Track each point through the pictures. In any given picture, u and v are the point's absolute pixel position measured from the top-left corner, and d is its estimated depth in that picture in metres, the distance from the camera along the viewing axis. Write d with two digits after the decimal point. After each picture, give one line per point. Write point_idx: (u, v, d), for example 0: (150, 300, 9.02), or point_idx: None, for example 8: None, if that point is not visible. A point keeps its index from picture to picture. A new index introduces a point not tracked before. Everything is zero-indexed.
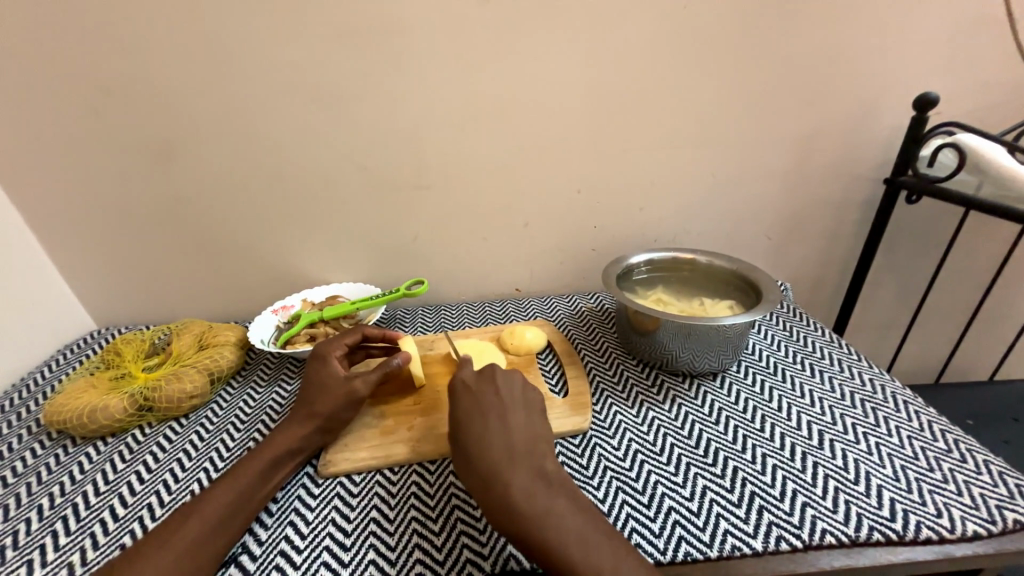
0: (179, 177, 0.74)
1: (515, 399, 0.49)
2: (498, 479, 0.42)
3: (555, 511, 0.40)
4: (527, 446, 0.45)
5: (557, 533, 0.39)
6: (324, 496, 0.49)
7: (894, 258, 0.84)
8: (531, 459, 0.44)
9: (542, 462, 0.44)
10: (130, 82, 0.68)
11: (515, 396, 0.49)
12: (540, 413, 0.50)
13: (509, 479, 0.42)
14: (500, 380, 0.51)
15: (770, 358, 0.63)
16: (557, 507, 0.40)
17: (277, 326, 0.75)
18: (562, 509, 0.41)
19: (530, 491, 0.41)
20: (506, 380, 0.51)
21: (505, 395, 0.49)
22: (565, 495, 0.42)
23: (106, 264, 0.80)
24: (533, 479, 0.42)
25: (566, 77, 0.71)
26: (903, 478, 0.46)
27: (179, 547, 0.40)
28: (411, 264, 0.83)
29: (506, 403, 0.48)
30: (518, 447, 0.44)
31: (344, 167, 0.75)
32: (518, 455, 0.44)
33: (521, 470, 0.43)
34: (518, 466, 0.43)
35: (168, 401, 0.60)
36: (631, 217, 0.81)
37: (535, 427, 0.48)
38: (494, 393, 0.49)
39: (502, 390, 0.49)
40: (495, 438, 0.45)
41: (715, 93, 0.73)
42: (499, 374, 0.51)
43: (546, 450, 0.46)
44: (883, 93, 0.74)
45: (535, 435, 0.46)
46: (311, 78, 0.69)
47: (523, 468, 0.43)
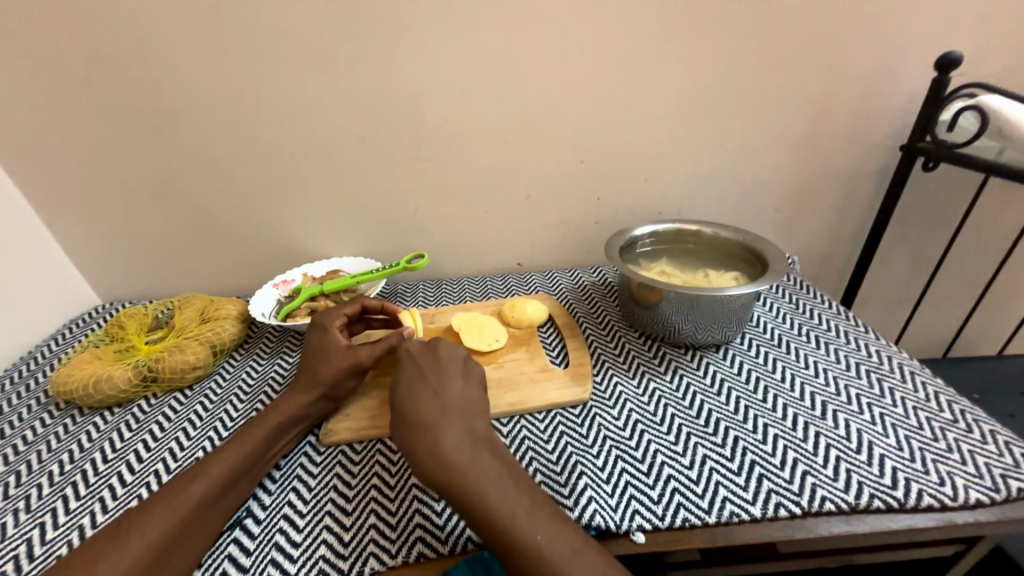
0: (174, 150, 0.73)
1: (455, 364, 0.49)
2: (427, 438, 0.42)
3: (483, 466, 0.40)
4: (462, 405, 0.45)
5: (476, 486, 0.39)
6: (326, 464, 0.50)
7: (908, 229, 0.82)
8: (463, 415, 0.44)
9: (473, 418, 0.45)
10: (118, 50, 0.65)
11: (455, 359, 0.50)
12: (480, 378, 0.49)
13: (438, 434, 0.42)
14: (443, 345, 0.51)
15: (775, 330, 0.62)
16: (485, 464, 0.40)
17: (278, 300, 0.75)
18: (484, 460, 0.41)
19: (458, 444, 0.41)
20: (450, 348, 0.51)
21: (446, 361, 0.49)
22: (496, 455, 0.42)
23: (106, 239, 0.80)
24: (463, 435, 0.42)
25: (570, 41, 0.68)
26: (907, 448, 0.45)
27: (185, 508, 0.41)
28: (412, 238, 0.82)
29: (444, 369, 0.49)
30: (453, 406, 0.45)
31: (342, 137, 0.73)
32: (451, 412, 0.44)
33: (450, 426, 0.43)
34: (449, 421, 0.43)
35: (170, 373, 0.60)
36: (636, 187, 0.79)
37: (472, 390, 0.48)
38: (435, 359, 0.49)
39: (443, 357, 0.50)
40: (428, 400, 0.45)
41: (726, 55, 0.69)
42: (443, 343, 0.51)
43: (483, 411, 0.46)
44: (905, 55, 0.70)
45: (470, 395, 0.47)
46: (305, 45, 0.67)
47: (454, 422, 0.43)
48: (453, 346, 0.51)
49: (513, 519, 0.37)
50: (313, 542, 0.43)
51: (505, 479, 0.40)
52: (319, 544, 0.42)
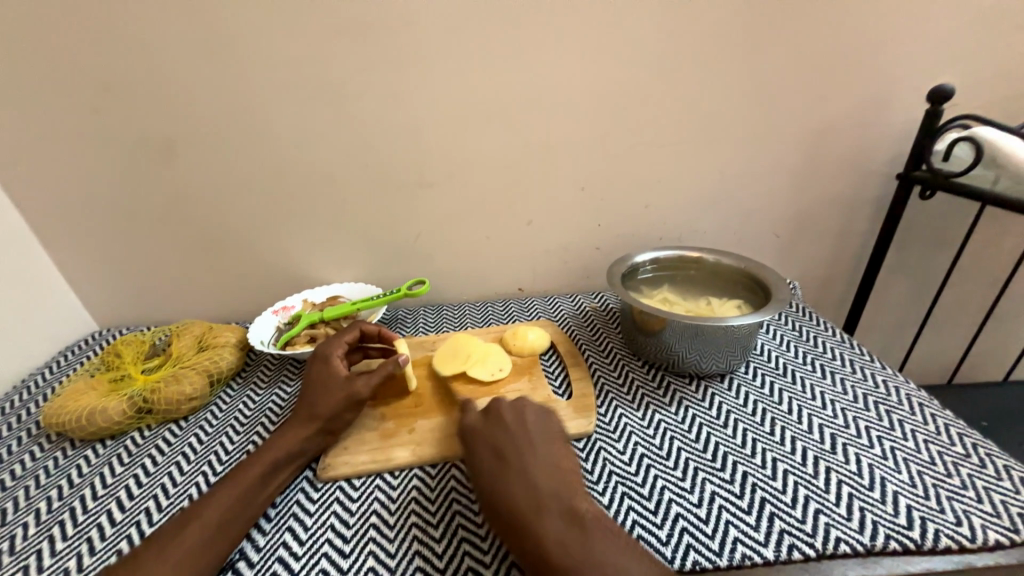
0: (180, 177, 0.74)
1: (532, 437, 0.47)
2: (529, 528, 0.39)
3: (598, 549, 0.37)
4: (554, 485, 0.42)
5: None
6: (324, 501, 0.48)
7: (908, 255, 0.82)
8: (560, 495, 0.42)
9: (572, 497, 0.42)
10: (131, 82, 0.67)
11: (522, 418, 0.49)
12: (561, 450, 0.47)
13: (540, 525, 0.39)
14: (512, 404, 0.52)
15: (780, 359, 0.61)
16: (600, 547, 0.37)
17: (278, 327, 0.74)
18: (597, 543, 0.38)
19: (564, 534, 0.39)
20: (516, 417, 0.49)
21: (522, 434, 0.47)
22: (611, 535, 0.39)
23: (107, 264, 0.80)
24: (565, 521, 0.39)
25: (572, 73, 0.69)
26: (920, 485, 0.44)
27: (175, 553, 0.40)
28: (413, 264, 0.82)
29: (533, 438, 0.47)
30: (543, 486, 0.42)
31: (346, 166, 0.74)
32: (545, 495, 0.41)
33: (550, 513, 0.40)
34: (547, 506, 0.41)
35: (166, 404, 0.59)
36: (637, 214, 0.80)
37: (558, 463, 0.45)
38: (506, 433, 0.47)
39: (517, 431, 0.47)
40: (518, 484, 0.42)
41: (723, 87, 0.71)
42: (507, 413, 0.49)
43: (577, 485, 0.43)
44: (898, 87, 0.72)
45: (549, 461, 0.46)
46: (312, 77, 0.68)
47: (552, 507, 0.40)
48: (520, 414, 0.49)
49: None
50: None
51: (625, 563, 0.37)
52: None
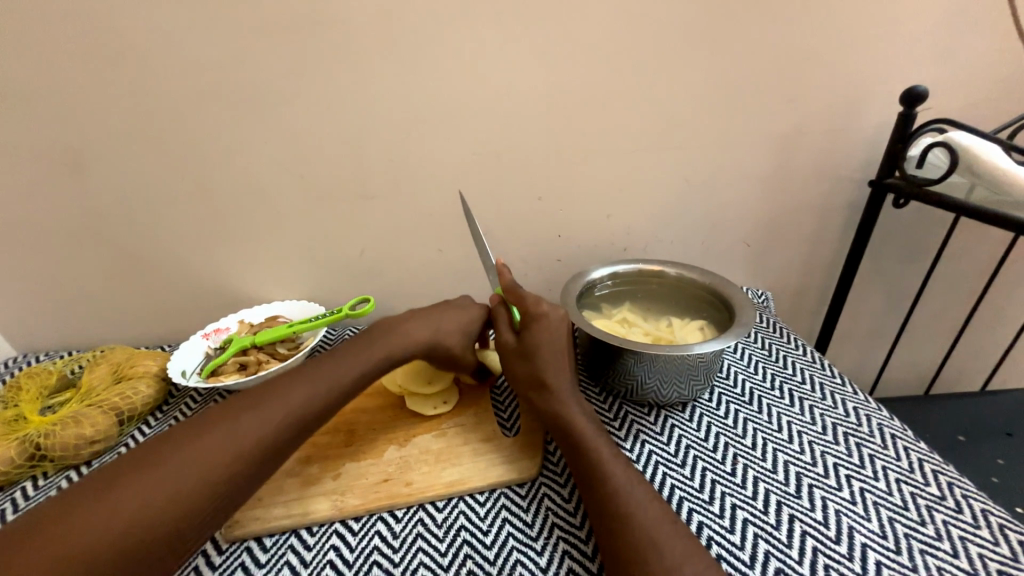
0: (90, 189, 0.66)
1: (558, 369, 0.49)
2: (588, 467, 0.42)
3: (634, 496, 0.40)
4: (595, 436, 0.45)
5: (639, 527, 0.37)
6: (225, 567, 0.42)
7: (882, 264, 0.78)
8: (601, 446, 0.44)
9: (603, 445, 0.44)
10: (24, 86, 0.60)
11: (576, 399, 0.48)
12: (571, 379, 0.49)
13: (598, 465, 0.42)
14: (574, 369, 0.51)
15: (746, 384, 0.57)
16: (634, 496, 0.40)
17: (207, 352, 0.68)
18: (635, 492, 0.40)
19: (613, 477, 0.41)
20: (549, 346, 0.49)
21: (549, 368, 0.49)
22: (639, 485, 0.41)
23: (16, 285, 0.72)
24: (613, 467, 0.42)
25: (520, 75, 0.64)
26: (891, 536, 0.39)
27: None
28: (360, 280, 0.76)
29: (557, 347, 0.49)
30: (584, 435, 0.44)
31: (279, 177, 0.68)
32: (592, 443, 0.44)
33: (601, 454, 0.43)
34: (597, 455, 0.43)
35: (62, 450, 0.52)
36: (598, 224, 0.75)
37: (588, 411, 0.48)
38: (540, 359, 0.49)
39: (546, 365, 0.49)
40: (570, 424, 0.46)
41: (685, 90, 0.66)
42: (536, 343, 0.49)
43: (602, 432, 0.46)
44: (869, 89, 0.68)
45: (601, 446, 0.44)
46: (232, 79, 0.61)
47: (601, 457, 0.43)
48: (552, 341, 0.49)
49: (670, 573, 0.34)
50: None
51: (654, 512, 0.39)
52: None
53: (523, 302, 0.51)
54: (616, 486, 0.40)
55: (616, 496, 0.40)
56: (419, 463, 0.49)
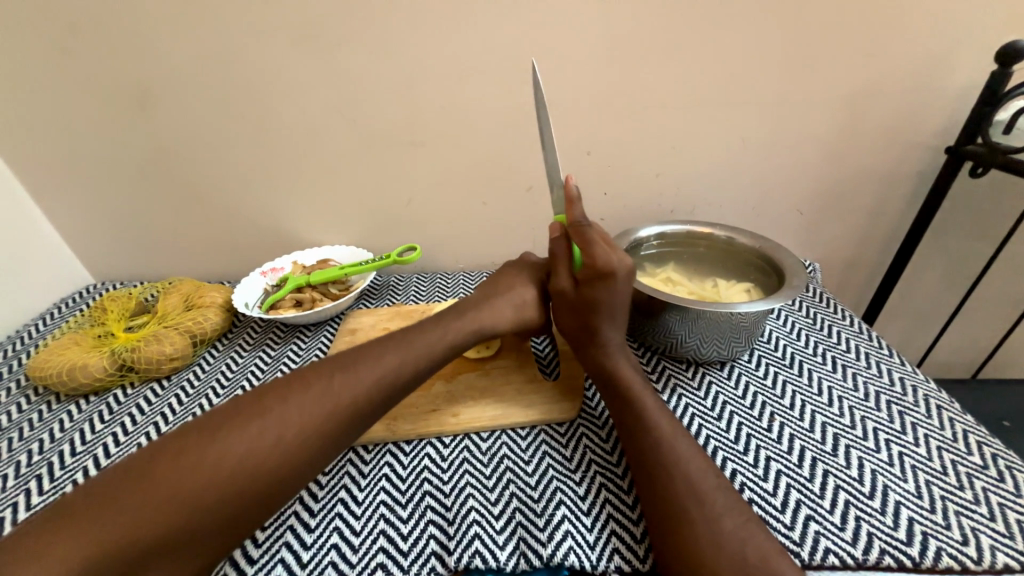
0: (159, 128, 0.70)
1: (613, 320, 0.50)
2: (634, 414, 0.44)
3: (678, 444, 0.42)
4: (642, 387, 0.47)
5: (682, 475, 0.39)
6: None
7: (945, 240, 0.75)
8: (648, 397, 0.46)
9: (649, 397, 0.46)
10: (100, 21, 0.62)
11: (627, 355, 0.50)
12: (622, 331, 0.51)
13: (644, 413, 0.44)
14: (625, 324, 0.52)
15: (788, 348, 0.57)
16: (679, 444, 0.41)
17: (265, 289, 0.72)
18: (680, 443, 0.42)
19: (658, 426, 0.43)
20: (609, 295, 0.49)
21: (603, 317, 0.50)
22: (686, 437, 0.43)
23: (95, 218, 0.78)
24: (660, 417, 0.44)
25: (579, 21, 0.61)
26: (927, 496, 0.40)
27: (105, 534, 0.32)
28: (406, 229, 0.79)
29: (617, 297, 0.50)
30: (631, 385, 0.47)
31: (331, 122, 0.69)
32: (639, 393, 0.46)
33: (649, 403, 0.45)
34: (644, 405, 0.45)
35: (147, 363, 0.58)
36: (645, 183, 0.73)
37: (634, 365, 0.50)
38: (597, 307, 0.49)
39: (600, 315, 0.50)
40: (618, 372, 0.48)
41: (751, 41, 0.62)
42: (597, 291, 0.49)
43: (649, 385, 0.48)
44: (960, 45, 0.62)
45: (648, 402, 0.45)
46: (291, 19, 0.62)
47: (649, 406, 0.45)
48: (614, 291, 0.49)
49: (708, 519, 0.36)
50: (270, 559, 0.39)
51: (699, 462, 0.40)
52: (276, 562, 0.39)
53: (589, 249, 0.48)
54: (661, 434, 0.42)
55: (657, 448, 0.41)
56: (465, 398, 0.52)
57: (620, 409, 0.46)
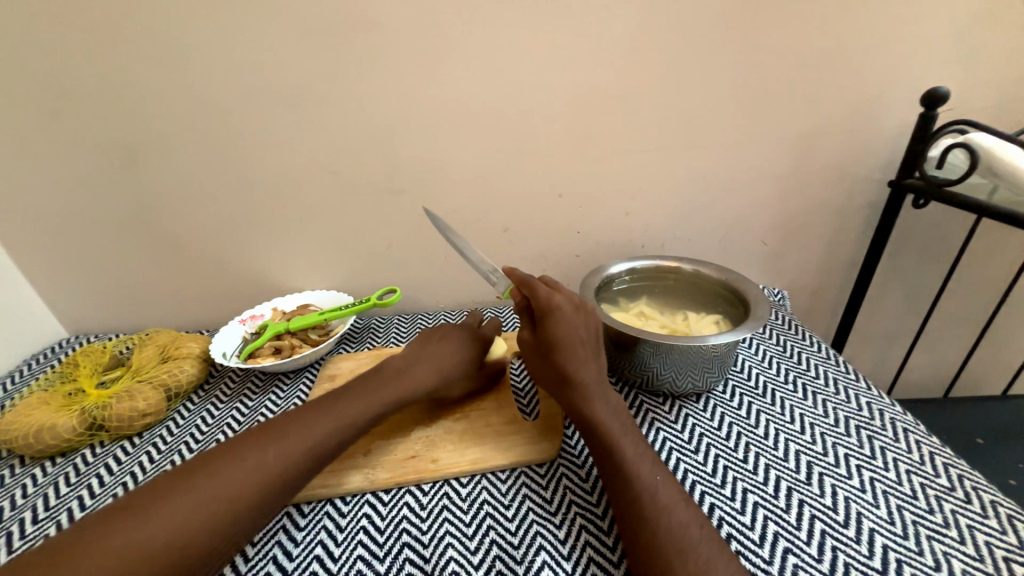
0: (141, 183, 0.71)
1: (588, 360, 0.49)
2: (614, 460, 0.44)
3: (659, 491, 0.41)
4: (622, 428, 0.46)
5: (664, 521, 0.39)
6: (269, 528, 0.45)
7: (901, 265, 0.79)
8: (628, 439, 0.45)
9: (629, 437, 0.45)
10: (86, 85, 0.65)
11: (611, 396, 0.49)
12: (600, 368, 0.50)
13: (625, 459, 0.43)
14: (600, 367, 0.51)
15: (760, 377, 0.58)
16: (661, 493, 0.41)
17: (244, 337, 0.72)
18: (661, 490, 0.41)
19: (639, 472, 0.42)
20: (572, 337, 0.49)
21: (578, 358, 0.49)
22: (667, 483, 0.42)
23: (71, 271, 0.78)
24: (640, 460, 0.43)
25: (544, 76, 0.66)
26: (898, 521, 0.41)
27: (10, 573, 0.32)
28: (387, 272, 0.80)
29: (582, 338, 0.50)
30: (611, 428, 0.46)
31: (312, 173, 0.72)
32: (619, 434, 0.45)
33: (630, 446, 0.44)
34: (625, 449, 0.44)
35: (119, 420, 0.57)
36: (616, 221, 0.77)
37: (614, 401, 0.49)
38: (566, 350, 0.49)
39: (575, 356, 0.49)
40: (598, 414, 0.46)
41: (703, 91, 0.68)
42: (559, 334, 0.49)
43: (630, 424, 0.47)
44: (890, 91, 0.68)
45: (629, 450, 0.44)
46: (273, 80, 0.65)
47: (629, 449, 0.44)
48: (573, 332, 0.49)
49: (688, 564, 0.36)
50: None
51: (681, 509, 0.40)
52: None
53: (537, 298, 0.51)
54: (641, 481, 0.42)
55: (643, 500, 0.40)
56: (445, 442, 0.52)
57: (602, 454, 0.45)
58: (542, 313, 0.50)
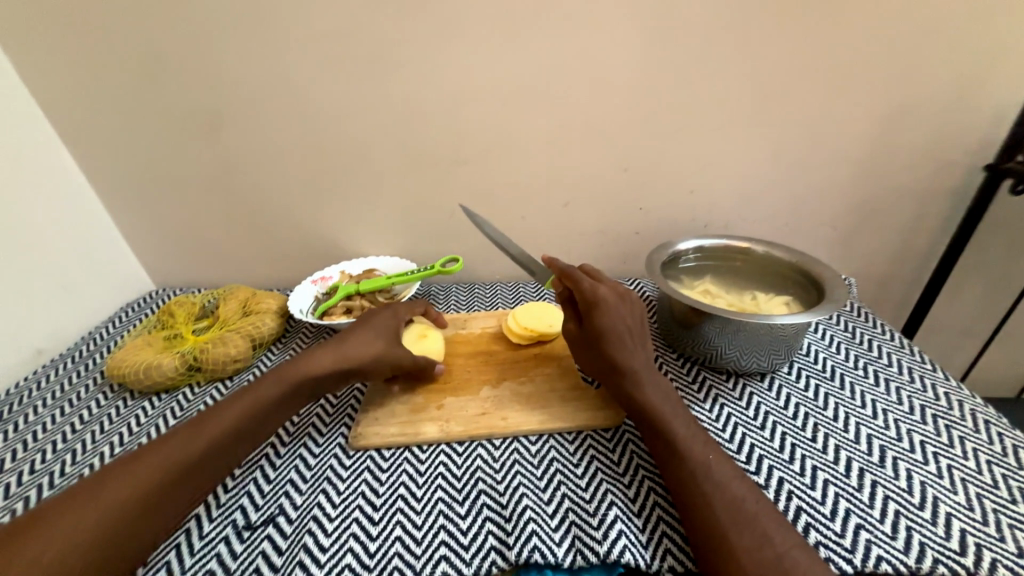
0: (224, 145, 0.75)
1: (636, 348, 0.50)
2: (664, 439, 0.44)
3: (713, 467, 0.42)
4: (672, 409, 0.47)
5: (718, 497, 0.40)
6: (356, 467, 0.49)
7: (985, 256, 0.74)
8: (678, 420, 0.46)
9: (681, 417, 0.46)
10: (178, 51, 0.68)
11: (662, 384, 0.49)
12: (648, 353, 0.51)
13: (675, 437, 0.44)
14: (646, 352, 0.51)
15: (828, 361, 0.57)
16: (714, 468, 0.42)
17: (316, 296, 0.77)
18: (714, 466, 0.42)
19: (691, 450, 0.43)
20: (619, 325, 0.51)
21: (627, 346, 0.50)
22: (720, 460, 0.43)
23: (159, 228, 0.84)
24: (691, 438, 0.44)
25: (621, 45, 0.65)
26: (978, 508, 0.41)
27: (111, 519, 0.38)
28: (447, 241, 0.82)
29: (627, 327, 0.51)
30: (660, 409, 0.47)
31: (383, 140, 0.74)
32: (669, 414, 0.46)
33: (680, 426, 0.45)
34: (675, 427, 0.45)
35: (214, 364, 0.63)
36: (680, 198, 0.76)
37: (664, 383, 0.50)
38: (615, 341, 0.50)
39: (624, 342, 0.50)
40: (647, 396, 0.47)
41: (787, 64, 0.65)
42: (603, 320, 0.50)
43: (681, 406, 0.48)
44: (996, 66, 0.63)
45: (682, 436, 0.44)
46: (351, 47, 0.67)
47: (680, 428, 0.45)
48: (621, 322, 0.51)
49: (747, 536, 0.37)
50: (339, 549, 0.42)
51: (736, 485, 0.41)
52: (345, 552, 0.42)
53: (582, 289, 0.53)
54: (693, 458, 0.43)
55: (701, 484, 0.41)
56: (512, 403, 0.54)
57: (653, 434, 0.45)
58: (587, 302, 0.52)
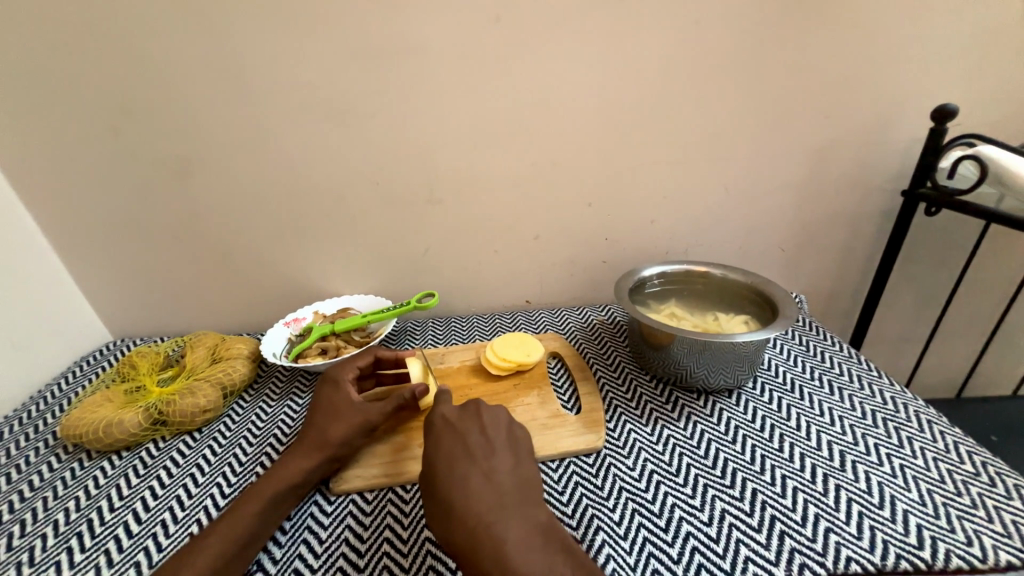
0: (194, 192, 0.75)
1: (500, 438, 0.47)
2: (490, 536, 0.39)
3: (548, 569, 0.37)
4: (518, 497, 0.42)
5: None
6: (337, 514, 0.48)
7: (914, 271, 0.83)
8: (520, 511, 0.41)
9: (533, 507, 0.42)
10: (147, 102, 0.68)
11: (531, 492, 0.44)
12: (512, 440, 0.48)
13: (504, 534, 0.39)
14: (504, 436, 0.48)
15: (788, 374, 0.62)
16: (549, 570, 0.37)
17: (289, 339, 0.75)
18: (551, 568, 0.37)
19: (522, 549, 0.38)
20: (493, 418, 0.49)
21: (490, 434, 0.47)
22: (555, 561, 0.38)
23: (120, 277, 0.81)
24: (526, 534, 0.39)
25: (580, 94, 0.71)
26: (930, 503, 0.44)
27: None
28: (423, 277, 0.84)
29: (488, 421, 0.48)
30: (507, 497, 0.42)
31: (357, 184, 0.76)
32: (508, 504, 0.41)
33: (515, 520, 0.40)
34: (512, 520, 0.40)
35: (181, 417, 0.60)
36: (643, 228, 0.81)
37: (523, 470, 0.45)
38: (478, 433, 0.47)
39: (487, 429, 0.48)
40: (484, 488, 0.42)
41: (727, 107, 0.72)
42: (485, 413, 0.49)
43: (535, 495, 0.44)
44: (901, 107, 0.73)
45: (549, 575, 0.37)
46: (325, 98, 0.69)
47: (516, 522, 0.40)
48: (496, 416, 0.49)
49: None
50: None
51: None
52: None
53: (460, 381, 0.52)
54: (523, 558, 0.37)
55: None
56: None
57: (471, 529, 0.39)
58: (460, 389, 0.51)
